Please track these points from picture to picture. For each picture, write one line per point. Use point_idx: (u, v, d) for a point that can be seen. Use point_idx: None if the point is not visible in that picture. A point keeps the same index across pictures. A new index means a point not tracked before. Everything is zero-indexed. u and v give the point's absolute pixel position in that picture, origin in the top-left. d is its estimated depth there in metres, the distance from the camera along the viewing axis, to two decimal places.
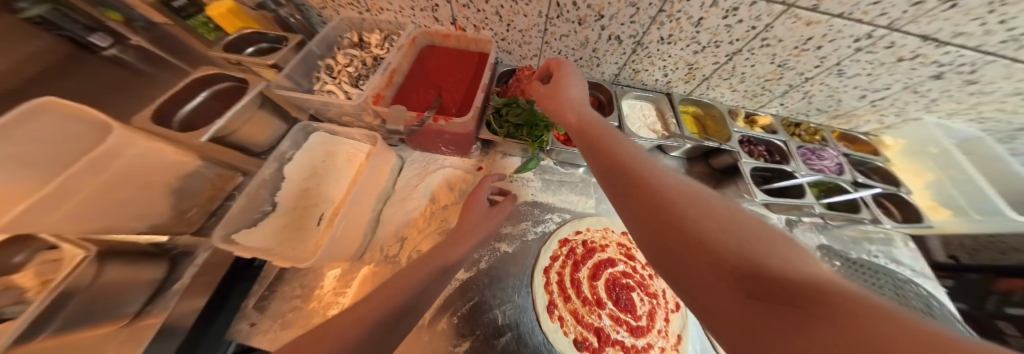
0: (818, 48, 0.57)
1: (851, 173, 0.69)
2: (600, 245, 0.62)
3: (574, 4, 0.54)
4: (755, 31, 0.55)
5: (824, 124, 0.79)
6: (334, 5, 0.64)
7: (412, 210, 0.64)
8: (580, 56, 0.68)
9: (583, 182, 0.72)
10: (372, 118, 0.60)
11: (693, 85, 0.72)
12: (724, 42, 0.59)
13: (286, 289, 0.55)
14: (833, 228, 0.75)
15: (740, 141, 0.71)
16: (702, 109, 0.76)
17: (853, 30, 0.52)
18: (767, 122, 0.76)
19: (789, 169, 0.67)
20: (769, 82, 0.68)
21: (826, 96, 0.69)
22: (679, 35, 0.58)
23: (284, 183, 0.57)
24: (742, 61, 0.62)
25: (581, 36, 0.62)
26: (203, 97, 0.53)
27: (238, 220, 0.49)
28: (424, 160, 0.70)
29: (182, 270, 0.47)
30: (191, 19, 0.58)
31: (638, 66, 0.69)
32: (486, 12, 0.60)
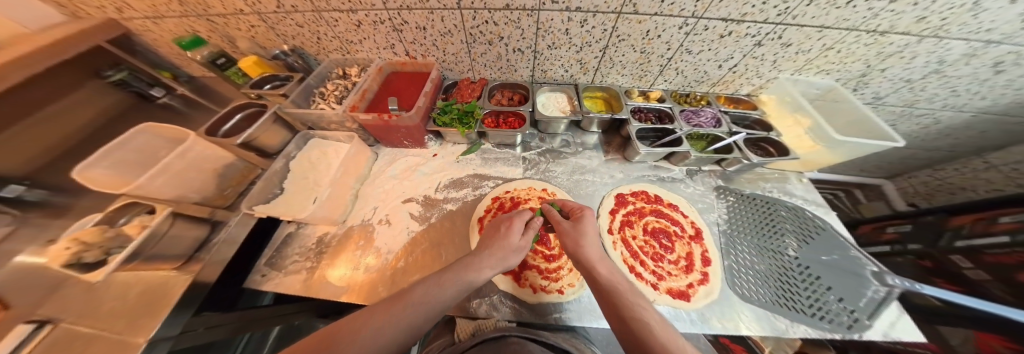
0: (659, 37, 0.78)
1: (727, 124, 0.87)
2: (524, 199, 0.79)
3: (480, 32, 0.80)
4: (609, 32, 0.78)
5: (708, 92, 0.98)
6: (325, 52, 0.94)
7: (382, 187, 0.85)
8: (500, 65, 0.93)
9: (515, 157, 0.91)
10: (351, 124, 0.84)
11: (591, 75, 0.95)
12: (593, 42, 0.81)
13: (290, 249, 0.74)
14: (730, 172, 0.90)
15: (633, 111, 0.91)
16: (605, 92, 0.97)
17: (671, 23, 0.73)
18: (658, 95, 0.95)
19: (672, 127, 0.85)
20: (644, 65, 0.89)
21: (693, 70, 0.89)
22: (559, 42, 0.82)
23: (290, 173, 0.80)
24: (614, 53, 0.85)
25: (494, 52, 0.87)
26: (236, 119, 0.77)
27: (260, 196, 0.72)
28: (393, 153, 0.93)
29: (219, 232, 0.68)
30: (227, 71, 0.87)
31: (543, 67, 0.92)
32: (425, 44, 0.87)
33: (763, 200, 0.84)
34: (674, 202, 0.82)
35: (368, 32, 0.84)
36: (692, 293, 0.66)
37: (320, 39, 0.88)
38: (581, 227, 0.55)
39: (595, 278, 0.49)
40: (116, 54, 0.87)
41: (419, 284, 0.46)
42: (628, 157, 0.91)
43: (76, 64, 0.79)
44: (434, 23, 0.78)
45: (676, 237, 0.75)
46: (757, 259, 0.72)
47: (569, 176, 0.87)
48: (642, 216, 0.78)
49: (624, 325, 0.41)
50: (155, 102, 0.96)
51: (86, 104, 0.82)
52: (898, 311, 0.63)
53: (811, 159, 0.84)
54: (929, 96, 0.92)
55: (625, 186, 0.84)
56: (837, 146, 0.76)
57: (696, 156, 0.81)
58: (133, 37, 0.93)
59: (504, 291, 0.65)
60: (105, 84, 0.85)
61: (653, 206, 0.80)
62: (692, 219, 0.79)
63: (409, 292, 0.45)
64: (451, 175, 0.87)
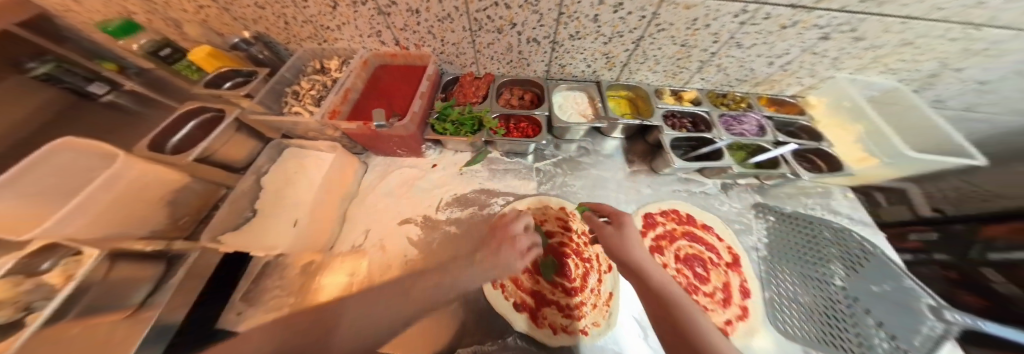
0: (707, 27, 0.64)
1: (771, 133, 0.75)
2: (540, 221, 0.69)
3: (489, 18, 0.64)
4: (647, 20, 0.63)
5: (749, 93, 0.85)
6: (296, 40, 0.77)
7: (373, 206, 0.73)
8: (510, 58, 0.78)
9: (527, 169, 0.80)
10: (334, 131, 0.70)
11: (617, 71, 0.80)
12: (626, 32, 0.67)
13: (269, 282, 0.65)
14: (769, 184, 0.80)
15: (665, 116, 0.78)
16: (632, 92, 0.84)
17: (729, 8, 0.58)
18: (692, 96, 0.82)
19: (710, 136, 0.74)
20: (682, 61, 0.75)
21: (737, 67, 0.76)
22: (585, 31, 0.67)
23: (262, 192, 0.67)
24: (648, 45, 0.70)
25: (505, 42, 0.72)
26: (190, 127, 0.63)
27: (225, 223, 0.60)
28: (385, 163, 0.80)
29: (177, 268, 0.57)
30: (176, 64, 0.70)
31: (562, 61, 0.78)
32: (420, 32, 0.71)
33: (804, 220, 0.75)
34: (707, 222, 0.73)
35: (347, 16, 0.67)
36: (730, 331, 0.59)
37: (287, 24, 0.71)
38: (622, 231, 0.57)
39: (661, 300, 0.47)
40: (33, 40, 0.65)
41: (450, 275, 0.55)
42: (655, 169, 0.80)
43: None
44: (431, 5, 0.61)
45: (711, 264, 0.67)
46: (798, 290, 0.65)
47: (589, 191, 0.76)
48: (673, 240, 0.69)
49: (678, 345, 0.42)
50: (98, 100, 0.72)
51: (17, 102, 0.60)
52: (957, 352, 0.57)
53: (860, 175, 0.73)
54: (995, 99, 0.82)
55: (653, 204, 0.74)
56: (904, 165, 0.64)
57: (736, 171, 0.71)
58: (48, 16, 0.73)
59: (520, 335, 0.56)
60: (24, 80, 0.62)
61: (684, 228, 0.71)
62: (728, 243, 0.70)
63: (443, 278, 0.55)
64: (455, 190, 0.75)
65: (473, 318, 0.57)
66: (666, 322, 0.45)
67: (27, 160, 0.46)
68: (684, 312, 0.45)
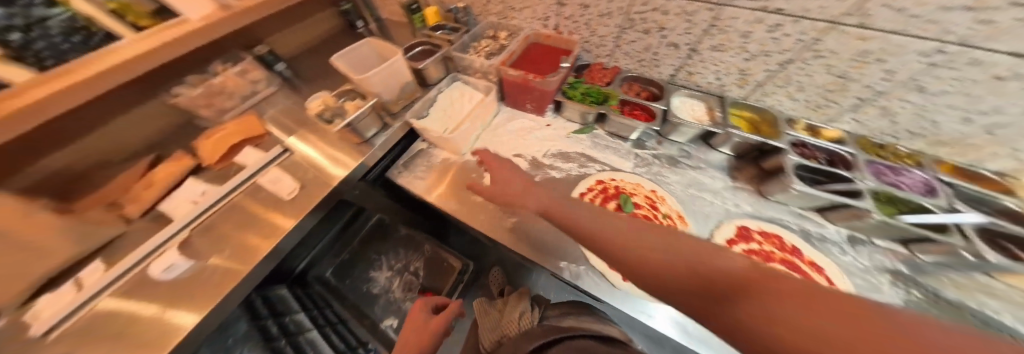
0: (880, 61, 0.61)
1: (947, 198, 0.64)
2: (631, 192, 0.77)
3: (643, 20, 0.79)
4: (804, 44, 0.66)
5: (921, 150, 0.74)
6: (486, 14, 1.09)
7: (497, 138, 0.94)
8: (644, 57, 0.90)
9: (626, 151, 0.89)
10: (493, 77, 0.96)
11: (749, 89, 0.83)
12: (774, 53, 0.71)
13: (420, 161, 0.92)
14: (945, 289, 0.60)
15: (793, 143, 0.76)
16: (759, 114, 0.85)
17: (916, 46, 0.56)
18: (834, 135, 0.78)
19: (847, 175, 0.69)
20: (832, 93, 0.72)
21: (911, 115, 0.68)
22: (729, 45, 0.74)
23: (435, 102, 0.96)
24: (795, 69, 0.71)
25: (645, 42, 0.85)
26: (416, 52, 0.98)
27: (416, 113, 0.91)
28: (512, 112, 1.02)
29: (385, 128, 0.88)
30: (414, 14, 1.10)
31: (691, 69, 0.85)
32: (578, 23, 0.91)
33: (967, 314, 0.57)
34: (817, 261, 0.66)
35: (532, 2, 0.93)
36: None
37: (488, 3, 1.03)
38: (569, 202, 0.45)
39: (613, 244, 0.34)
40: None
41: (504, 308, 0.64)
42: (764, 192, 0.77)
43: None
44: (601, 3, 0.81)
45: None
46: None
47: (684, 187, 0.79)
48: (767, 261, 0.67)
49: (658, 282, 0.28)
50: (357, 29, 1.39)
51: (319, 22, 1.30)
52: None
53: None
54: None
55: (752, 220, 0.73)
56: None
57: (879, 220, 0.62)
58: None
59: (592, 266, 0.66)
60: (335, 12, 1.33)
61: (787, 256, 0.67)
62: (842, 291, 0.62)
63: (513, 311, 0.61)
64: (561, 147, 0.90)
65: (554, 239, 0.71)
66: (633, 266, 0.31)
67: (349, 47, 0.86)
68: (647, 240, 0.32)
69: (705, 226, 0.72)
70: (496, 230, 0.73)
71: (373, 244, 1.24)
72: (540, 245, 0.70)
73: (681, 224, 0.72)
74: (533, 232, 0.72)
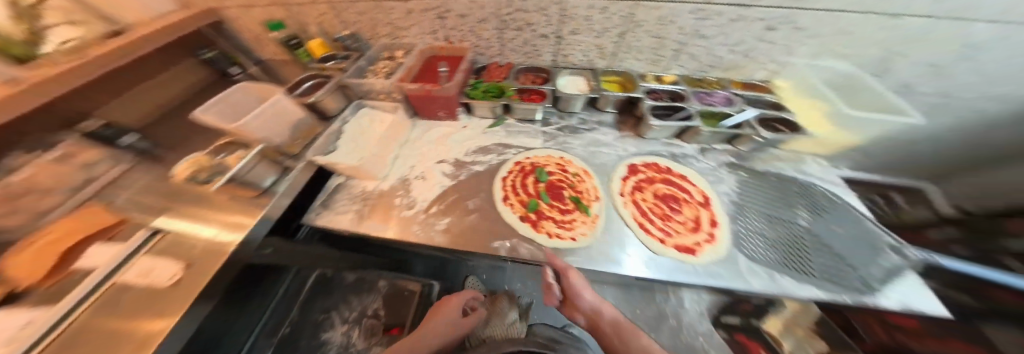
0: (673, 22, 0.85)
1: (739, 104, 0.91)
2: (543, 164, 0.88)
3: (511, 20, 0.92)
4: (626, 18, 0.86)
5: (721, 78, 1.04)
6: (376, 37, 1.09)
7: (418, 152, 0.96)
8: (527, 49, 1.03)
9: (536, 131, 1.00)
10: (397, 95, 0.97)
11: (609, 59, 1.02)
12: (611, 29, 0.90)
13: (341, 196, 0.87)
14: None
15: (647, 92, 0.98)
16: (622, 76, 1.05)
17: (685, 8, 0.80)
18: (671, 79, 1.02)
19: (683, 105, 0.91)
20: (658, 51, 0.96)
21: (706, 55, 0.96)
22: (581, 28, 0.92)
23: (342, 134, 0.92)
24: (630, 37, 0.92)
25: (522, 38, 0.99)
26: (306, 86, 0.93)
27: (320, 148, 0.85)
28: (429, 124, 1.05)
29: (287, 173, 0.80)
30: (296, 50, 1.04)
31: (565, 52, 1.02)
32: (463, 31, 1.00)
33: (772, 176, 0.87)
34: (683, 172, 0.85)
35: (416, 20, 0.99)
36: (700, 248, 0.70)
37: (375, 26, 1.04)
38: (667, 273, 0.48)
39: None
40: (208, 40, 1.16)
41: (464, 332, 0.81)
42: (641, 134, 0.96)
43: (182, 42, 0.99)
44: (474, 11, 0.92)
45: (685, 203, 0.79)
46: (767, 226, 0.75)
47: (585, 148, 0.93)
48: (652, 184, 0.83)
49: None
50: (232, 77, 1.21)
51: None
52: (915, 280, 0.65)
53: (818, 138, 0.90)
54: (962, 83, 0.89)
55: (635, 158, 0.90)
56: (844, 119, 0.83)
57: (706, 131, 0.86)
58: (225, 22, 1.12)
59: (524, 237, 0.71)
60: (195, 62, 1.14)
61: (663, 175, 0.86)
62: (701, 188, 0.83)
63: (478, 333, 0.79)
64: (479, 143, 0.97)
65: (488, 224, 0.75)
66: None
67: (216, 97, 0.75)
68: None
69: (604, 172, 0.86)
70: (432, 236, 0.73)
71: (317, 303, 1.09)
72: (476, 234, 0.73)
73: (588, 177, 0.85)
74: (467, 225, 0.75)
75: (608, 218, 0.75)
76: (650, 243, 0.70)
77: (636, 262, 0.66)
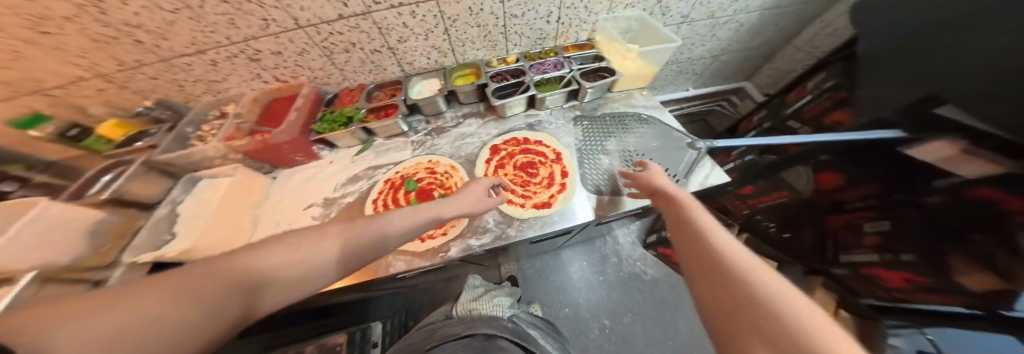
0: (483, 11, 0.92)
1: (566, 66, 1.05)
2: (411, 172, 0.90)
3: (332, 44, 0.91)
4: (440, 17, 0.90)
5: (555, 45, 1.17)
6: (194, 97, 0.97)
7: (281, 204, 0.90)
8: (368, 66, 1.02)
9: (405, 143, 1.01)
10: (235, 154, 0.89)
11: (451, 55, 1.08)
12: (432, 29, 0.94)
13: None
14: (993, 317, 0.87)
15: (493, 76, 1.05)
16: (472, 67, 1.11)
17: None
18: (513, 58, 1.12)
19: (521, 80, 1.01)
20: (488, 37, 1.04)
21: (530, 30, 1.06)
22: (405, 35, 0.93)
23: (176, 216, 0.81)
24: (456, 32, 0.98)
25: (355, 58, 0.98)
26: (103, 180, 0.78)
27: (148, 243, 0.73)
28: (290, 171, 0.98)
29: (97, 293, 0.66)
30: (83, 140, 0.86)
31: (407, 60, 1.04)
32: (289, 66, 0.95)
33: (608, 116, 1.02)
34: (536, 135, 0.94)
35: (228, 69, 0.90)
36: (553, 200, 0.80)
37: (183, 87, 0.92)
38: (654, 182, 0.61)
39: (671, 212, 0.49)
40: None
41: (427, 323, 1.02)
42: (501, 116, 1.04)
43: None
44: (286, 45, 0.87)
45: (542, 163, 0.89)
46: (608, 159, 0.88)
47: (451, 143, 0.98)
48: (512, 157, 0.92)
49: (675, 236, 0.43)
50: None
51: None
52: (706, 163, 0.85)
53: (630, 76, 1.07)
54: (715, 6, 1.16)
55: (496, 138, 0.98)
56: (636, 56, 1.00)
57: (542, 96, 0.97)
58: None
59: (396, 251, 0.73)
60: None
61: (523, 146, 0.95)
62: (553, 147, 0.94)
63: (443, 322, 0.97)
64: (348, 173, 0.95)
65: None
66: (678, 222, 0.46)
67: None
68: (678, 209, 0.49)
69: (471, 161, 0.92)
70: None
71: None
72: None
73: (454, 171, 0.90)
74: None
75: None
76: (512, 211, 0.78)
77: (500, 234, 0.74)
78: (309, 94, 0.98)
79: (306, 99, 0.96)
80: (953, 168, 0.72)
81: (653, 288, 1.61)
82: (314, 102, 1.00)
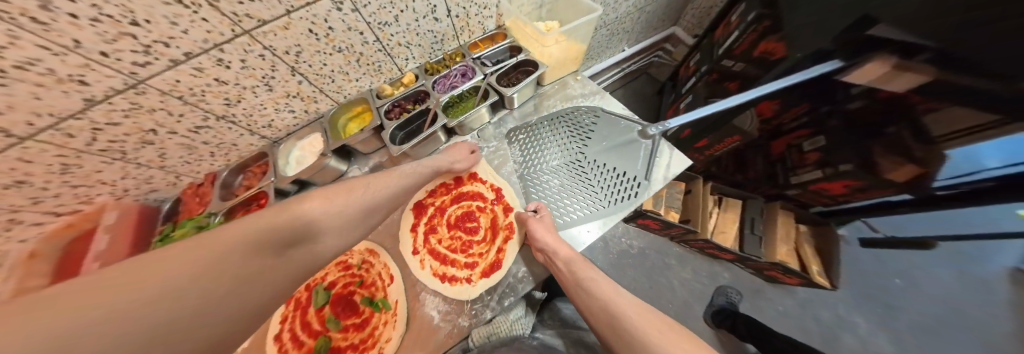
0: (332, 28, 0.64)
1: (479, 72, 0.82)
2: (317, 279, 0.67)
3: (111, 143, 0.57)
4: (270, 56, 0.62)
5: (462, 45, 0.91)
6: None
7: None
8: (203, 147, 0.71)
9: None
10: None
11: (325, 97, 0.78)
12: (270, 73, 0.65)
13: None
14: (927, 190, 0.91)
15: (389, 109, 0.79)
16: (360, 104, 0.84)
17: (319, 9, 0.58)
18: (410, 78, 0.86)
19: (425, 107, 0.78)
20: (364, 61, 0.76)
21: (419, 36, 0.79)
22: (232, 93, 0.64)
23: None
24: (311, 67, 0.69)
25: (172, 145, 0.66)
26: None
27: None
28: None
29: None
30: None
31: (261, 123, 0.74)
32: (61, 198, 0.59)
33: (546, 121, 0.85)
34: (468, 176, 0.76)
35: None
36: (502, 256, 0.69)
37: None
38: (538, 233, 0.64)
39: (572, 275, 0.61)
40: None
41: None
42: (418, 158, 0.82)
43: None
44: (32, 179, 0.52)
45: (487, 204, 0.77)
46: (559, 179, 0.75)
47: None
48: (444, 211, 0.77)
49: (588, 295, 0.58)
50: None
51: None
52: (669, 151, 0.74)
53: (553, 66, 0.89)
54: None
55: (421, 192, 0.79)
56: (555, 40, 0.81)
57: (452, 123, 0.76)
58: None
59: None
60: None
61: (455, 193, 0.79)
62: (492, 182, 0.78)
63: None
64: None
65: None
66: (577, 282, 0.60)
67: None
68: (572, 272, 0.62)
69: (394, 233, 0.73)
70: None
71: None
72: None
73: (376, 257, 0.68)
74: None
75: (416, 288, 0.65)
76: (457, 294, 0.63)
77: (451, 329, 0.59)
78: (128, 218, 0.68)
79: (118, 229, 0.65)
80: (884, 86, 0.70)
81: (642, 259, 1.61)
82: (142, 224, 0.71)
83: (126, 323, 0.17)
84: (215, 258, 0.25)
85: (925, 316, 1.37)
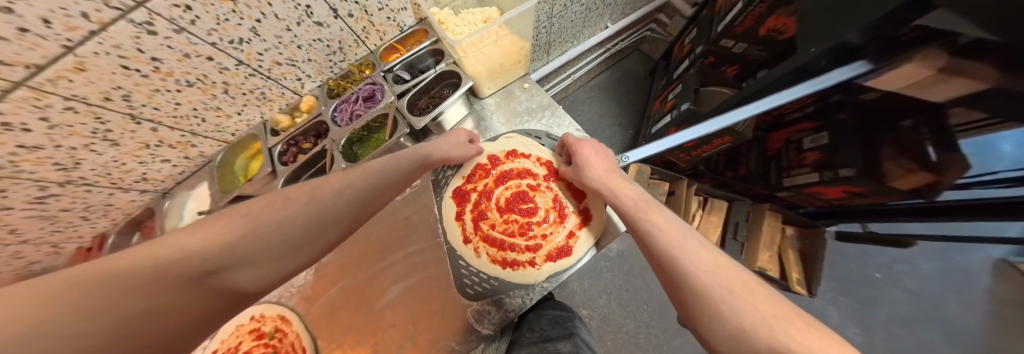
0: (158, 59, 0.46)
1: (387, 95, 0.64)
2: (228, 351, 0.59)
3: None
4: (83, 105, 0.45)
5: (370, 52, 0.73)
6: None
7: None
8: (66, 214, 0.58)
9: None
10: None
11: (204, 139, 0.64)
12: (102, 126, 0.49)
13: None
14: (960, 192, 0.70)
15: (284, 149, 0.65)
16: (251, 141, 0.71)
17: (118, 41, 0.40)
18: (308, 104, 0.71)
19: (320, 146, 0.63)
20: (237, 91, 0.60)
21: (305, 52, 0.62)
22: (64, 158, 0.49)
23: None
24: (159, 110, 0.53)
25: (21, 220, 0.54)
26: None
27: None
28: None
29: None
30: None
31: (133, 178, 0.61)
32: None
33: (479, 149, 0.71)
34: (382, 228, 0.65)
35: None
36: (572, 243, 0.61)
37: None
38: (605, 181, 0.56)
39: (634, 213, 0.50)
40: None
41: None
42: None
43: None
44: None
45: (516, 187, 0.66)
46: (497, 230, 0.64)
47: None
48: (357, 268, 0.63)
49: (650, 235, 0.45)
50: None
51: None
52: None
53: (481, 76, 0.70)
54: None
55: (457, 176, 0.68)
56: (475, 45, 0.60)
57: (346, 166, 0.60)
58: None
59: None
60: None
61: (496, 173, 0.68)
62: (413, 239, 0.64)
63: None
64: None
65: None
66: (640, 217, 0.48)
67: None
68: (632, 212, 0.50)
69: (436, 224, 0.65)
70: None
71: None
72: None
73: (287, 325, 0.60)
74: None
75: (457, 293, 0.58)
76: (525, 278, 0.59)
77: None
78: None
79: None
80: (920, 94, 0.55)
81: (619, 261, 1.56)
82: None
83: (118, 325, 0.18)
84: (157, 257, 0.23)
85: (904, 310, 1.28)
